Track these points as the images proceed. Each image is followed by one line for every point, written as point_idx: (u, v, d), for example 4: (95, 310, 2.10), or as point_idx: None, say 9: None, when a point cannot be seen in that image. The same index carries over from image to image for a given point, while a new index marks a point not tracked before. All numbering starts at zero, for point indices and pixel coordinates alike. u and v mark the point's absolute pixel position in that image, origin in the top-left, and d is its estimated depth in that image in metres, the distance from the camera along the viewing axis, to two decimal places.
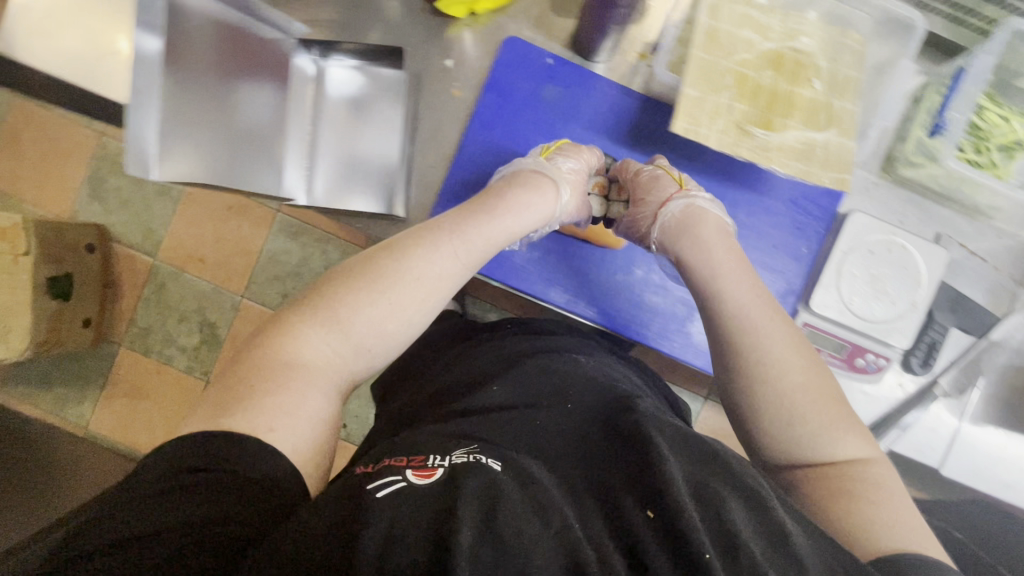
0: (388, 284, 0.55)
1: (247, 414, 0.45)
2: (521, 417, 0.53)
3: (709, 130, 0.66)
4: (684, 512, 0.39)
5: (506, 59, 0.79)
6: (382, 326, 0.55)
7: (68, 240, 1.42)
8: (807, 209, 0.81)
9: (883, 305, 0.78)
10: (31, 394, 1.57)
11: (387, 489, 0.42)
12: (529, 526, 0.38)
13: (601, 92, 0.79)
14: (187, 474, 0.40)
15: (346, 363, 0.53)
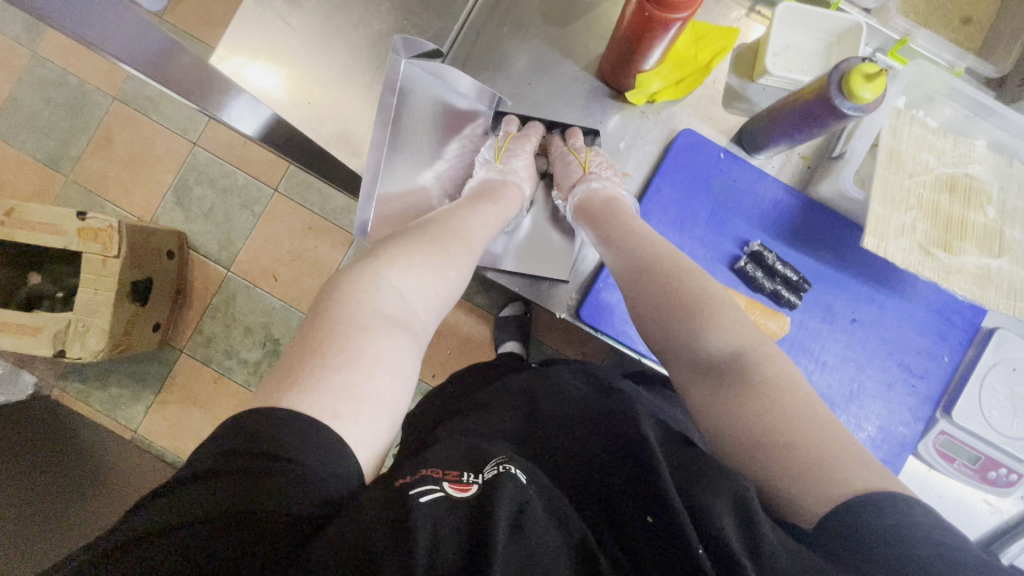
0: (442, 247, 0.67)
1: (320, 390, 0.47)
2: (557, 434, 0.57)
3: (895, 247, 0.69)
4: (716, 519, 0.42)
5: (681, 148, 0.84)
6: (434, 289, 0.64)
7: (155, 246, 1.40)
8: (951, 320, 0.84)
9: (1021, 422, 0.80)
10: (84, 392, 1.53)
11: (427, 497, 0.41)
12: (549, 535, 0.41)
13: (767, 189, 0.83)
14: (231, 463, 0.40)
15: (405, 325, 0.59)
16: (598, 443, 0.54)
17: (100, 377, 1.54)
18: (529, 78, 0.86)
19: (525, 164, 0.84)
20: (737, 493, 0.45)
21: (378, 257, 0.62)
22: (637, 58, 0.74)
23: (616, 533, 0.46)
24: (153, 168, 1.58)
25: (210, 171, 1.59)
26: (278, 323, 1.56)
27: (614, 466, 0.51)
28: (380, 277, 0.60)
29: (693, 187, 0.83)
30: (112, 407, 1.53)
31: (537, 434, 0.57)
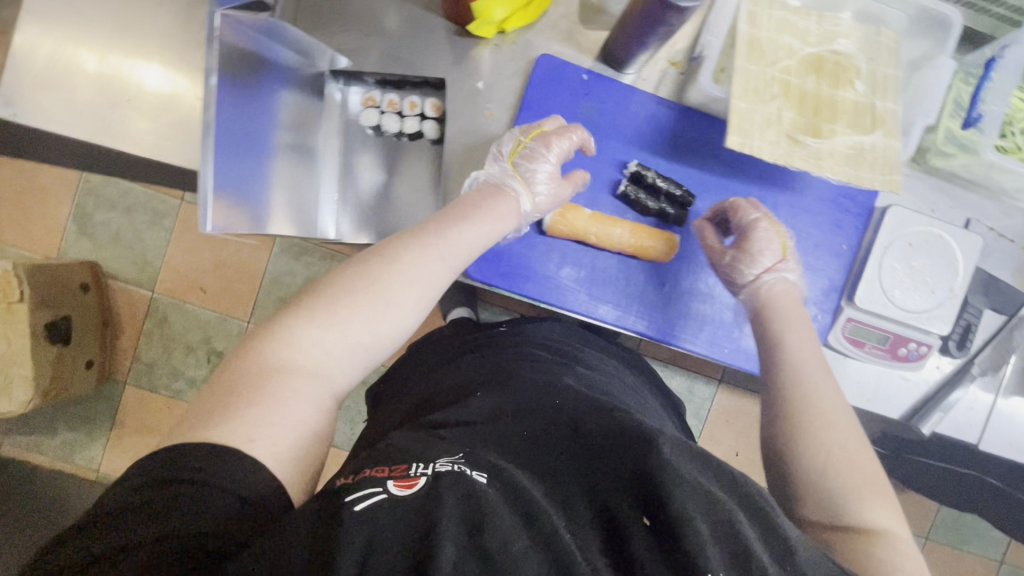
0: (377, 284, 0.55)
1: (226, 424, 0.44)
2: (512, 423, 0.54)
3: (762, 142, 0.66)
4: (691, 520, 0.41)
5: (541, 77, 0.78)
6: (378, 323, 0.54)
7: (62, 282, 1.31)
8: (844, 206, 0.82)
9: (922, 295, 0.80)
10: (36, 443, 1.46)
11: (365, 502, 0.41)
12: (515, 539, 0.40)
13: (637, 105, 0.79)
14: (166, 485, 0.41)
15: (326, 378, 0.51)
16: (588, 416, 0.52)
17: (48, 424, 1.47)
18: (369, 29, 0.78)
19: (550, 172, 0.72)
20: (736, 485, 0.46)
21: (302, 314, 0.52)
22: None
23: (597, 516, 0.45)
24: (46, 200, 1.45)
25: (108, 193, 1.46)
26: (219, 336, 1.47)
27: (580, 446, 0.49)
28: (308, 340, 0.51)
29: (559, 119, 0.79)
30: (68, 453, 1.46)
31: (509, 412, 0.55)
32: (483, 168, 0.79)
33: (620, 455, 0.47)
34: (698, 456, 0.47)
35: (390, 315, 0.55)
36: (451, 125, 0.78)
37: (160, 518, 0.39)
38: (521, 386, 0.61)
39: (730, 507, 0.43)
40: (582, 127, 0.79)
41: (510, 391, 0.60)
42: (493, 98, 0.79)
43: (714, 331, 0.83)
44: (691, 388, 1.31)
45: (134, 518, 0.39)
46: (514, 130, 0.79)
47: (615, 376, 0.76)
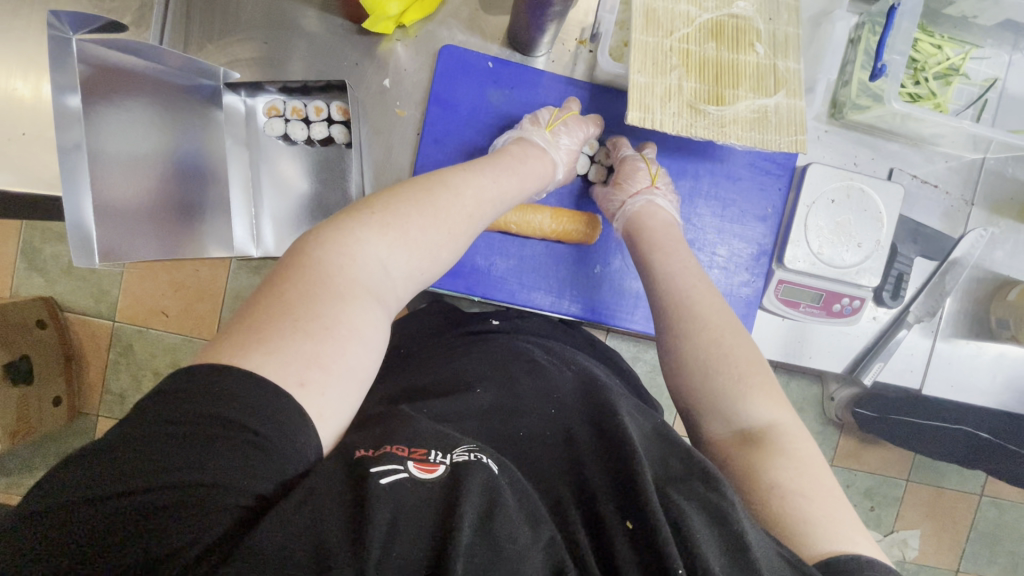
0: (442, 213, 0.59)
1: (283, 363, 0.42)
2: (511, 423, 0.55)
3: (664, 115, 0.65)
4: (662, 527, 0.42)
5: (445, 69, 0.77)
6: (405, 267, 0.55)
7: (14, 322, 1.28)
8: (767, 168, 0.82)
9: (850, 249, 0.80)
10: (17, 484, 1.44)
11: (390, 477, 0.41)
12: (521, 533, 0.40)
13: (546, 87, 0.78)
14: (206, 422, 0.38)
15: (379, 301, 0.51)
16: (580, 422, 0.55)
17: (26, 464, 1.43)
18: (264, 37, 0.76)
19: (570, 148, 0.75)
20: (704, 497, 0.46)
21: (372, 216, 0.54)
22: None
23: (583, 506, 0.47)
24: None
25: (54, 225, 1.41)
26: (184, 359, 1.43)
27: (571, 450, 0.52)
28: (364, 244, 0.52)
29: (469, 110, 0.78)
30: None
31: (507, 411, 0.57)
32: (399, 167, 0.78)
33: (599, 456, 0.51)
34: (661, 450, 0.54)
35: (434, 250, 0.58)
36: (360, 125, 0.76)
37: (192, 460, 0.36)
38: (520, 377, 0.61)
39: (692, 510, 0.45)
40: (496, 117, 0.78)
41: (510, 379, 0.61)
42: (401, 95, 0.78)
43: (649, 306, 0.83)
44: None
45: (203, 457, 0.36)
46: (426, 126, 0.77)
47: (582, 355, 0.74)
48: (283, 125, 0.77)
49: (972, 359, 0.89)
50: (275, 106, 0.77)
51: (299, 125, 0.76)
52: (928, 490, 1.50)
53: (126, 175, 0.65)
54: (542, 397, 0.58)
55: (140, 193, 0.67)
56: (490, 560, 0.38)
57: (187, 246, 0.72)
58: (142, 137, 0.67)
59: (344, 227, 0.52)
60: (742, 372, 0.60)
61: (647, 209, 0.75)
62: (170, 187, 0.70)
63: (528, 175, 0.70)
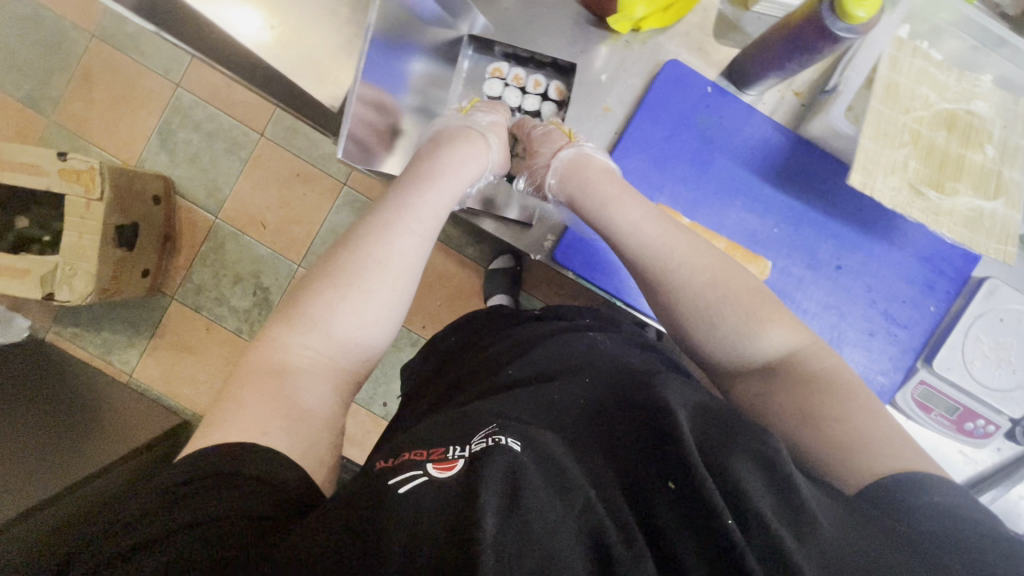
0: (348, 278, 0.58)
1: (213, 422, 0.48)
2: (537, 390, 0.53)
3: (884, 186, 0.65)
4: (707, 491, 0.40)
5: (665, 81, 0.78)
6: (360, 313, 0.58)
7: (137, 188, 1.30)
8: (940, 267, 0.80)
9: (1004, 372, 0.76)
10: (78, 337, 1.47)
11: (410, 484, 0.41)
12: (552, 510, 0.39)
13: (755, 125, 0.78)
14: (182, 483, 0.42)
15: (318, 372, 0.55)
16: (609, 395, 0.51)
17: (93, 322, 1.48)
18: (508, 2, 0.79)
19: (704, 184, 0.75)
20: (728, 472, 0.41)
21: (277, 314, 0.57)
22: None
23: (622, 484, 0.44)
24: (134, 109, 1.46)
25: (194, 114, 1.47)
26: (266, 272, 1.47)
27: (614, 426, 0.48)
28: (297, 341, 0.55)
29: (675, 125, 0.79)
30: (106, 352, 1.47)
31: (532, 385, 0.54)
32: None
33: (635, 436, 0.46)
34: (704, 407, 0.48)
35: (410, 279, 0.62)
36: (568, 108, 0.80)
37: (186, 500, 0.40)
38: (549, 357, 0.60)
39: (724, 493, 0.40)
40: (699, 138, 0.79)
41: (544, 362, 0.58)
42: (614, 92, 0.80)
43: None
44: None
45: (196, 498, 0.40)
46: (629, 127, 0.79)
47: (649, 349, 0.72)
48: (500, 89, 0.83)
49: None
50: (500, 70, 0.83)
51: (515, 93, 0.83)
52: None
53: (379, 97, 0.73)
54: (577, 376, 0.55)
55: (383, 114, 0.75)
56: (525, 539, 0.37)
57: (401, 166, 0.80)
58: (395, 70, 0.75)
59: (362, 279, 0.59)
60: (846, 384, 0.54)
61: (581, 157, 0.73)
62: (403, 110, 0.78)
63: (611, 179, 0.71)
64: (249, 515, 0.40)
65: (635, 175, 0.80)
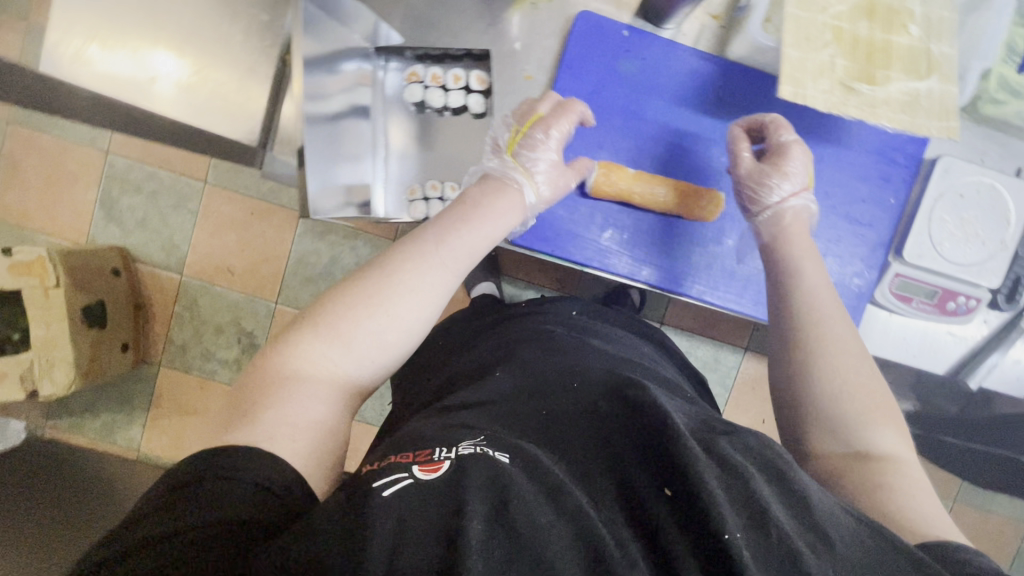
0: (381, 297, 0.55)
1: (244, 428, 0.47)
2: (532, 403, 0.55)
3: (815, 91, 0.64)
4: (705, 490, 0.42)
5: (580, 34, 0.76)
6: (382, 338, 0.55)
7: (92, 265, 1.27)
8: (892, 158, 0.80)
9: (975, 247, 0.78)
10: (77, 426, 1.45)
11: (393, 487, 0.42)
12: (542, 514, 0.41)
13: (680, 60, 0.76)
14: (183, 487, 0.42)
15: (340, 383, 0.53)
16: (607, 398, 0.53)
17: (88, 406, 1.45)
18: None
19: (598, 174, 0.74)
20: (733, 467, 0.45)
21: (298, 320, 0.55)
22: None
23: (614, 484, 0.46)
24: (68, 186, 1.41)
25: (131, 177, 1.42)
26: (245, 317, 1.44)
27: (608, 432, 0.50)
28: (313, 349, 0.52)
29: (600, 77, 0.77)
30: (109, 433, 1.45)
31: (533, 393, 0.56)
32: (523, 130, 0.78)
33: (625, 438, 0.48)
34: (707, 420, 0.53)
35: (432, 316, 0.58)
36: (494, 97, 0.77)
37: (174, 509, 0.40)
38: (538, 365, 0.62)
39: (719, 487, 0.43)
40: (625, 85, 0.77)
41: (529, 368, 0.62)
42: (531, 59, 0.78)
43: (760, 289, 0.81)
44: (716, 356, 1.38)
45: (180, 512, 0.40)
46: (554, 90, 0.77)
47: (630, 347, 0.77)
48: (420, 92, 0.77)
49: None
50: (415, 72, 0.77)
51: (438, 92, 0.76)
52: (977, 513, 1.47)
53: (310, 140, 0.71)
54: (558, 380, 0.57)
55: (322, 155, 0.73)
56: (512, 538, 0.39)
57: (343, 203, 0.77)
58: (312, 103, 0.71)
59: (393, 300, 0.55)
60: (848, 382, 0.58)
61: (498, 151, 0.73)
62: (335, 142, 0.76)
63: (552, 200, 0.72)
64: (226, 524, 0.40)
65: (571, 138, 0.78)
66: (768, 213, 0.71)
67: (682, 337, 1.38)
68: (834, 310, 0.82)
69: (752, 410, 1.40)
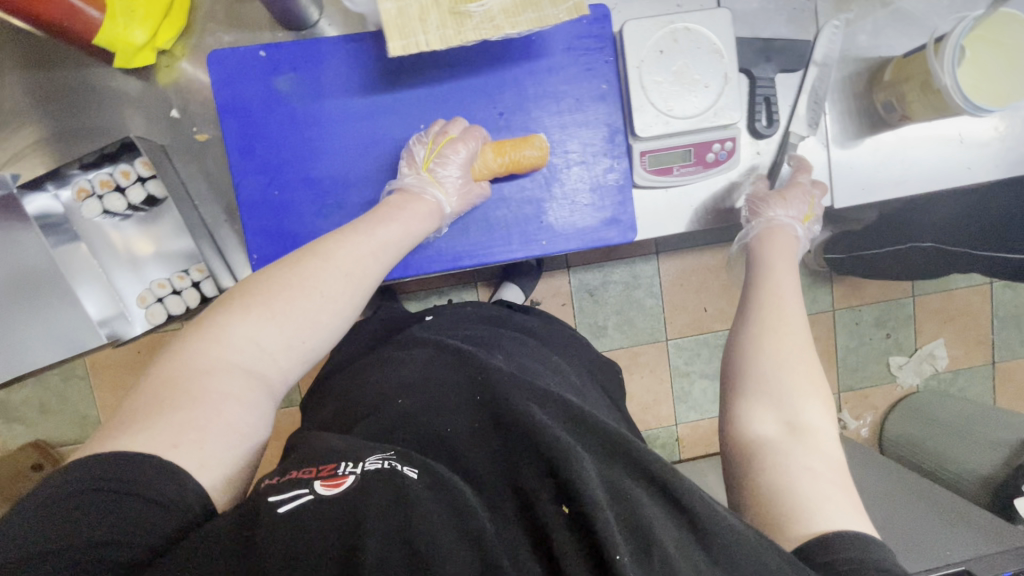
0: (273, 307, 0.54)
1: (142, 437, 0.44)
2: (435, 417, 0.53)
3: (427, 34, 0.61)
4: (597, 512, 0.42)
5: (220, 76, 0.72)
6: (263, 349, 0.53)
7: None
8: (584, 46, 0.76)
9: (700, 94, 0.75)
10: None
11: (289, 502, 0.41)
12: (442, 531, 0.40)
13: (329, 54, 0.73)
14: (88, 490, 0.39)
15: (261, 379, 0.52)
16: (509, 401, 0.51)
17: None
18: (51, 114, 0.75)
19: (456, 176, 0.72)
20: (619, 489, 0.46)
21: (234, 303, 0.54)
22: (63, 18, 0.63)
23: (514, 497, 0.46)
24: None
25: None
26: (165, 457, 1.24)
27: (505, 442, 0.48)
28: (231, 328, 0.52)
29: (263, 107, 0.73)
30: None
31: (429, 406, 0.55)
32: (227, 189, 0.77)
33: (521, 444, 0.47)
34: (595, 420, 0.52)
35: (312, 316, 0.56)
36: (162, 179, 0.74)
37: (72, 522, 0.38)
38: (446, 368, 0.60)
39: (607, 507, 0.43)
40: (288, 104, 0.73)
41: (440, 378, 0.60)
42: (195, 120, 0.76)
43: (524, 228, 0.79)
44: (634, 273, 1.36)
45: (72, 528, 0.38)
46: (225, 140, 0.73)
47: (530, 348, 0.75)
48: (99, 203, 0.75)
49: (878, 156, 0.85)
50: (83, 186, 0.74)
51: (114, 196, 0.75)
52: (938, 298, 1.46)
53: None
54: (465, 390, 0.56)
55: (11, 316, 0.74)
56: (410, 553, 0.38)
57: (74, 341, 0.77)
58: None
59: (291, 306, 0.55)
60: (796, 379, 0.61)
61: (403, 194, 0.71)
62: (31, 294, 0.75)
63: (405, 218, 0.68)
64: (104, 536, 0.38)
65: (268, 176, 0.74)
66: (774, 223, 0.79)
67: (593, 271, 1.35)
68: (604, 215, 0.79)
69: (686, 305, 1.39)
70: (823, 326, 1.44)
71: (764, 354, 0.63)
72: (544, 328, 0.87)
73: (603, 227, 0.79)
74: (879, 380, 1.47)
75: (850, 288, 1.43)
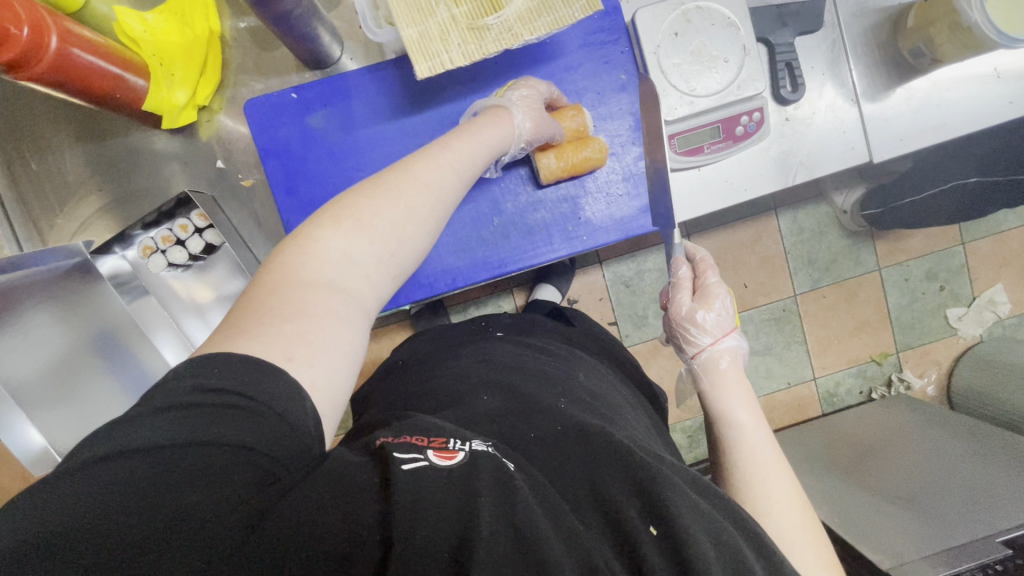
0: (399, 192, 0.54)
1: (261, 343, 0.42)
2: (519, 420, 0.50)
3: (450, 52, 0.63)
4: (691, 540, 0.40)
5: (260, 121, 0.76)
6: (364, 256, 0.51)
7: None
8: (600, 40, 0.78)
9: (718, 71, 0.75)
10: None
11: (410, 464, 0.39)
12: (546, 524, 0.37)
13: (358, 86, 0.76)
14: (209, 394, 0.38)
15: (354, 294, 0.49)
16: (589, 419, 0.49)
17: None
18: (111, 178, 0.81)
19: (533, 118, 0.70)
20: (710, 515, 0.43)
21: (323, 216, 0.51)
22: (116, 89, 0.68)
23: (599, 513, 0.42)
24: None
25: None
26: None
27: (592, 449, 0.45)
28: (325, 241, 0.49)
29: (302, 145, 0.77)
30: None
31: (518, 406, 0.52)
32: (276, 227, 0.81)
33: (609, 452, 0.45)
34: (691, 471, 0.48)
35: (399, 229, 0.53)
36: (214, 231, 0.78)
37: (185, 433, 0.36)
38: (521, 385, 0.58)
39: (701, 533, 0.41)
40: (324, 139, 0.77)
41: (514, 387, 0.57)
42: (240, 167, 0.80)
43: (564, 225, 0.80)
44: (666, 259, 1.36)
45: (198, 430, 0.36)
46: (272, 181, 0.77)
47: (601, 375, 0.70)
48: (163, 257, 0.82)
49: (910, 104, 0.83)
50: (148, 244, 0.81)
51: (176, 249, 0.80)
52: (989, 242, 1.40)
53: (72, 372, 0.79)
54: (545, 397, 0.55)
55: (94, 377, 0.81)
56: (518, 538, 0.36)
57: (151, 388, 0.82)
58: (48, 343, 0.77)
59: (405, 195, 0.54)
60: (789, 499, 0.53)
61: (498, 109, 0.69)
62: (105, 354, 0.82)
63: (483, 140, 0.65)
64: (233, 453, 0.36)
65: (313, 211, 0.77)
66: (705, 355, 0.71)
67: (627, 262, 1.33)
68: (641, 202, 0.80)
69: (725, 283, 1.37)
70: (870, 286, 1.40)
71: (779, 463, 0.56)
72: (591, 334, 0.88)
73: (641, 214, 0.80)
74: (939, 334, 1.42)
75: (895, 243, 1.38)
